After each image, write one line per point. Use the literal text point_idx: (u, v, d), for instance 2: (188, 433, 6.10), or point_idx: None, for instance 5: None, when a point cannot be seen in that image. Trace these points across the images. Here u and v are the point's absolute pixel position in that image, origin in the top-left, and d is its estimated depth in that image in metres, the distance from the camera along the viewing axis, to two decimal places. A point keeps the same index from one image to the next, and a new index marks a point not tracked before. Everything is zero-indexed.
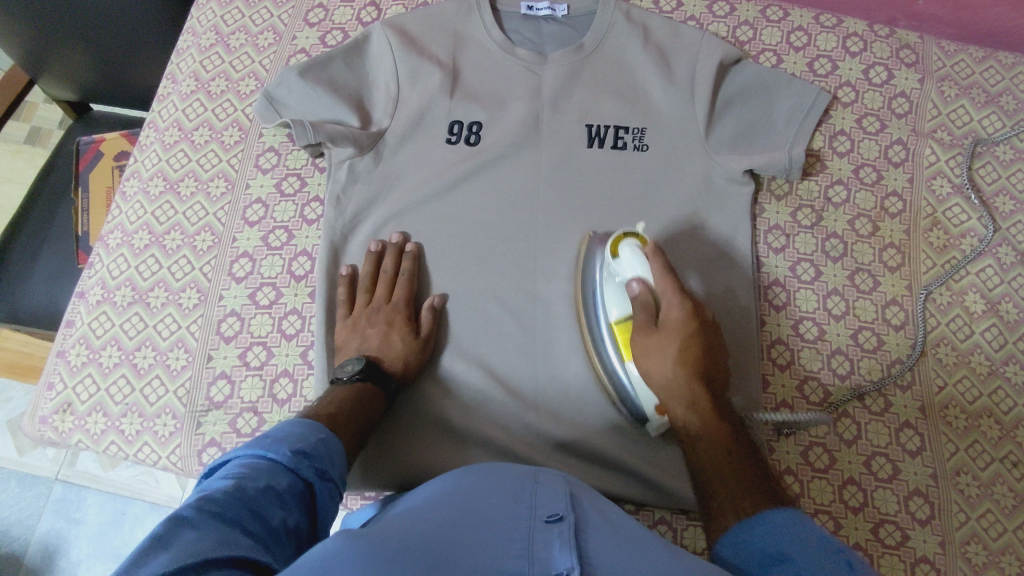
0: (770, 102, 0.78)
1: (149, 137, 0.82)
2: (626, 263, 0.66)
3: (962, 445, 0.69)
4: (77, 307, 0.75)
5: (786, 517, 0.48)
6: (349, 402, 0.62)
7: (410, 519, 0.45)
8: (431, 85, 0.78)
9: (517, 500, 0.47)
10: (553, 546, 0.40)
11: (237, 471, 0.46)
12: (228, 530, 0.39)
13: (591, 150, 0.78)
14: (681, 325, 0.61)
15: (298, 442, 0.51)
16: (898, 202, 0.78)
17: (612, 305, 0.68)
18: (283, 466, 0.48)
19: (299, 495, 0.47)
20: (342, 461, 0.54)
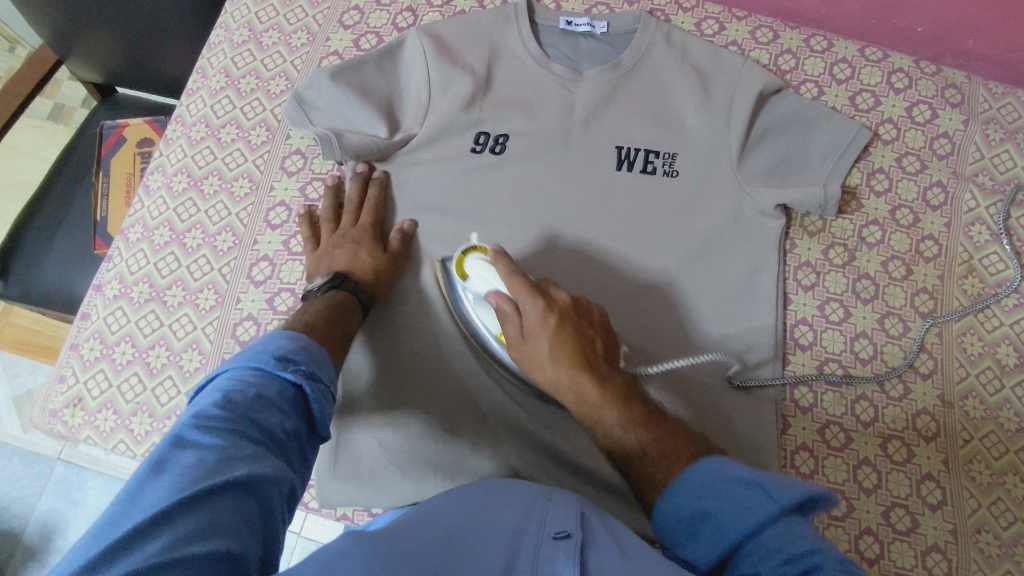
0: (807, 135, 0.76)
1: (176, 131, 0.81)
2: (478, 279, 0.65)
3: (984, 502, 0.68)
4: (94, 300, 0.74)
5: (710, 471, 0.47)
6: (325, 313, 0.62)
7: (423, 524, 0.43)
8: (463, 94, 0.76)
9: (524, 510, 0.46)
10: (559, 564, 0.39)
11: (225, 384, 0.44)
12: (224, 442, 0.39)
13: (620, 171, 0.76)
14: (541, 324, 0.58)
15: (281, 347, 0.48)
16: (933, 246, 0.76)
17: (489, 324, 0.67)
18: (271, 374, 0.46)
19: (293, 401, 0.46)
20: (330, 364, 0.52)
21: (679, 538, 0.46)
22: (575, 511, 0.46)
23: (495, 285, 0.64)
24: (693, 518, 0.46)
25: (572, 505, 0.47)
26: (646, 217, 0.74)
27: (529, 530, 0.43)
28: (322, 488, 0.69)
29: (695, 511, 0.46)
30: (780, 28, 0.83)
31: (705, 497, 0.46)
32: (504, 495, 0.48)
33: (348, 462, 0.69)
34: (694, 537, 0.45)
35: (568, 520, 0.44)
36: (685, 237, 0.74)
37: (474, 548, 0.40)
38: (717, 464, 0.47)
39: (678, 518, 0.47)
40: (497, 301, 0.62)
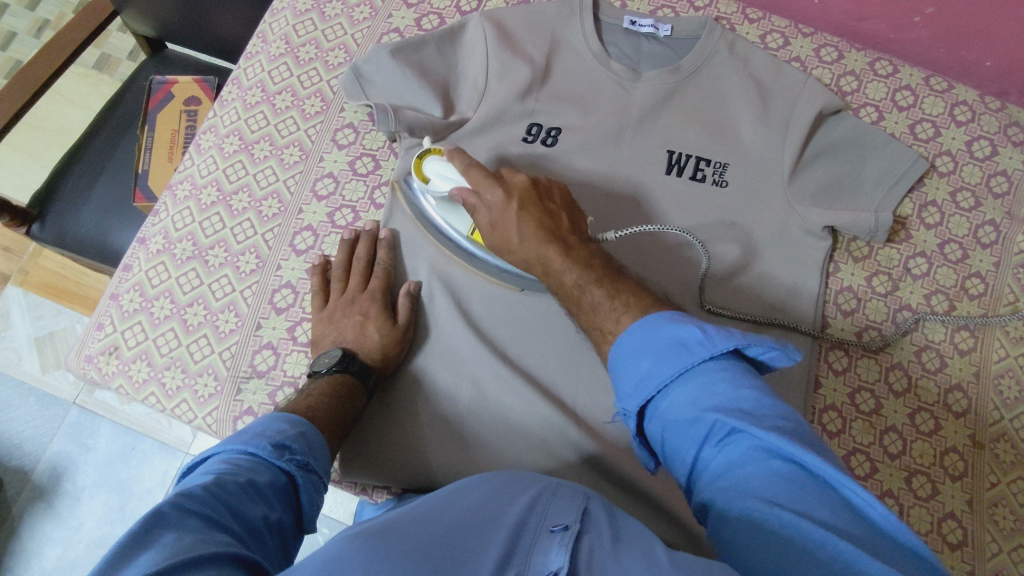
0: (861, 158, 0.75)
1: (232, 94, 0.81)
2: (439, 180, 0.67)
3: (1006, 547, 0.67)
4: (136, 253, 0.75)
5: (651, 324, 0.49)
6: (327, 396, 0.61)
7: (427, 520, 0.43)
8: (519, 83, 0.76)
9: (528, 503, 0.45)
10: (551, 557, 0.39)
11: (219, 467, 0.48)
12: (209, 525, 0.41)
13: (669, 176, 0.75)
14: (504, 208, 0.62)
15: (279, 435, 0.53)
16: (979, 284, 0.75)
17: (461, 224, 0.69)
18: (264, 460, 0.50)
19: (280, 491, 0.50)
20: (325, 453, 0.57)
21: (620, 382, 0.50)
22: (578, 506, 0.45)
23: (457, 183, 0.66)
24: (637, 372, 0.48)
25: (577, 500, 0.46)
26: (691, 225, 0.74)
27: (528, 527, 0.42)
28: (344, 462, 0.69)
29: (636, 361, 0.49)
30: (845, 48, 0.82)
31: (648, 354, 0.48)
32: (511, 486, 0.48)
33: (371, 437, 0.70)
34: (633, 387, 0.48)
35: (567, 514, 0.44)
36: (730, 248, 0.73)
37: (474, 545, 0.40)
38: (657, 317, 0.50)
39: (625, 371, 0.49)
40: (463, 195, 0.65)
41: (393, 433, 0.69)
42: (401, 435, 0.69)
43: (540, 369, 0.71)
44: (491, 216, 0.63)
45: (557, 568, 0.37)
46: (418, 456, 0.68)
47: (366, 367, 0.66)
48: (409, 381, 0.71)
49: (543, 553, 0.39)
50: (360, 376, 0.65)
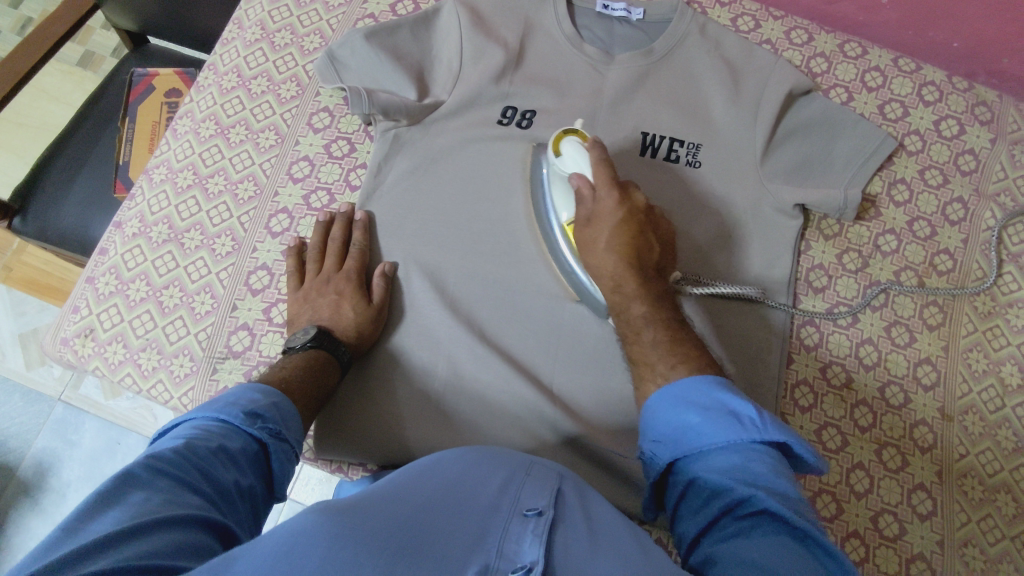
0: (831, 138, 0.76)
1: (208, 79, 0.82)
2: (567, 159, 0.67)
3: (974, 517, 0.68)
4: (112, 236, 0.75)
5: (698, 385, 0.51)
6: (301, 369, 0.62)
7: (393, 496, 0.43)
8: (493, 66, 0.77)
9: (501, 482, 0.47)
10: (523, 541, 0.40)
11: (191, 432, 0.48)
12: (178, 488, 0.41)
13: (643, 158, 0.76)
14: (611, 213, 0.63)
15: (252, 404, 0.53)
16: (947, 260, 0.76)
17: (562, 208, 0.69)
18: (236, 428, 0.50)
19: (251, 458, 0.50)
20: (297, 423, 0.57)
21: (655, 425, 0.52)
22: (550, 489, 0.47)
23: (582, 170, 0.66)
24: (676, 424, 0.50)
25: (550, 482, 0.48)
26: (666, 204, 0.75)
27: (501, 507, 0.43)
28: (320, 440, 0.70)
29: (677, 410, 0.50)
30: (815, 31, 0.83)
31: (697, 409, 0.49)
32: (485, 463, 0.49)
33: (348, 415, 0.70)
34: (669, 438, 0.50)
35: (540, 498, 0.45)
36: (701, 226, 0.74)
37: (444, 519, 0.41)
38: (706, 381, 0.51)
39: (664, 418, 0.51)
40: (578, 183, 0.65)
41: (369, 412, 0.70)
42: (377, 412, 0.70)
43: (517, 348, 0.72)
44: (594, 207, 0.64)
45: (530, 564, 0.38)
46: (394, 433, 0.69)
47: (340, 343, 0.66)
48: (386, 360, 0.72)
49: (517, 541, 0.40)
50: (335, 353, 0.65)
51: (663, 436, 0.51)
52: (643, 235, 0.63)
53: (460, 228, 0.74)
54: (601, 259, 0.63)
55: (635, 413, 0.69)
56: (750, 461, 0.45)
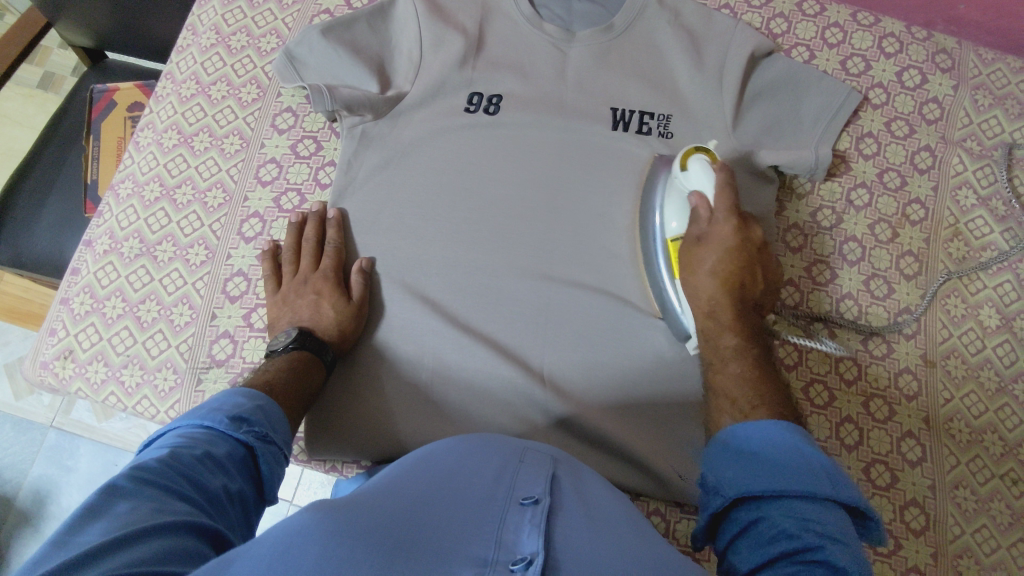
0: (796, 98, 0.76)
1: (166, 88, 0.80)
2: (692, 175, 0.66)
3: (963, 459, 0.69)
4: (83, 255, 0.74)
5: (775, 430, 0.49)
6: (285, 371, 0.62)
7: (387, 493, 0.43)
8: (453, 53, 0.76)
9: (495, 471, 0.47)
10: (522, 529, 0.40)
11: (175, 441, 0.48)
12: (165, 497, 0.41)
13: (614, 133, 0.76)
14: (726, 238, 0.62)
15: (236, 409, 0.53)
16: (920, 209, 0.76)
17: (670, 218, 0.69)
18: (221, 434, 0.50)
19: (239, 462, 0.50)
20: (284, 425, 0.57)
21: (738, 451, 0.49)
22: (544, 475, 0.47)
23: (704, 189, 0.65)
24: (748, 462, 0.48)
25: (543, 468, 0.48)
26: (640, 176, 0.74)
27: (497, 496, 0.43)
28: (311, 439, 0.70)
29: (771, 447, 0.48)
30: None
31: (774, 454, 0.47)
32: (476, 452, 0.49)
33: (339, 415, 0.70)
34: (735, 473, 0.48)
35: (536, 485, 0.45)
36: None
37: (439, 512, 0.41)
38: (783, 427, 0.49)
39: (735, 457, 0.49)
40: (698, 201, 0.64)
41: (359, 408, 0.70)
42: (368, 409, 0.70)
43: (501, 333, 0.71)
44: (707, 227, 0.64)
45: (531, 555, 0.37)
46: (385, 427, 0.69)
47: (322, 342, 0.66)
48: (371, 356, 0.72)
49: (516, 529, 0.40)
50: (318, 353, 0.65)
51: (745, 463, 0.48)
52: (751, 266, 0.62)
53: (436, 219, 0.74)
54: (702, 284, 0.63)
55: (624, 388, 0.69)
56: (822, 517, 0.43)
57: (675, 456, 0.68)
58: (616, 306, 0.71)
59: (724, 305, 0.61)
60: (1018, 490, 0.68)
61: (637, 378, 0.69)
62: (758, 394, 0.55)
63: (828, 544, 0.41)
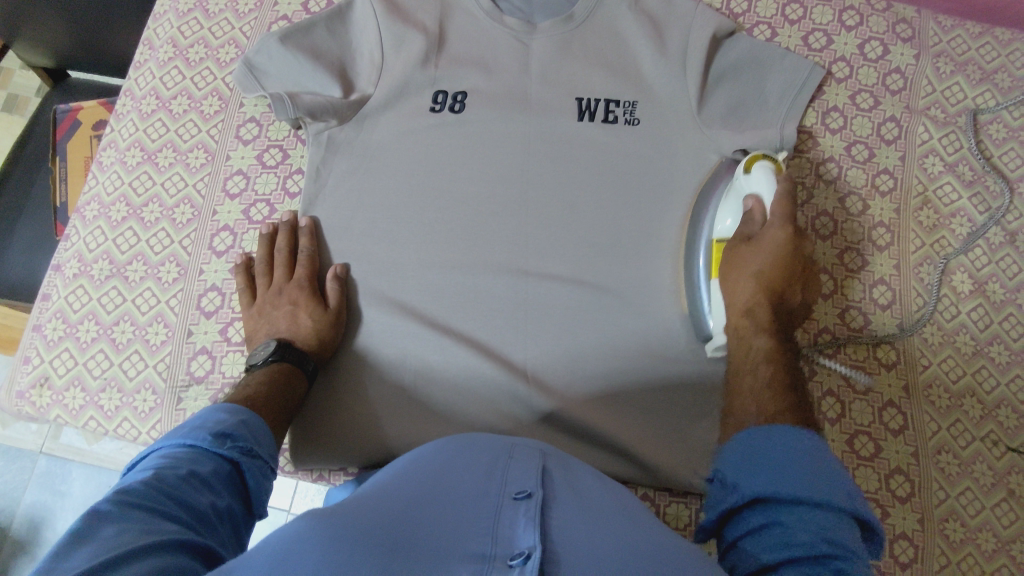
0: (762, 77, 0.76)
1: (126, 106, 0.79)
2: (754, 178, 0.66)
3: (944, 424, 0.70)
4: (53, 280, 0.73)
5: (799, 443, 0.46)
6: (265, 384, 0.62)
7: (379, 498, 0.42)
8: (414, 53, 0.76)
9: (486, 468, 0.46)
10: (518, 523, 0.39)
11: (158, 462, 0.48)
12: (152, 517, 0.41)
13: (582, 123, 0.75)
14: (780, 244, 0.62)
15: (219, 425, 0.53)
16: (888, 180, 0.77)
17: (725, 216, 0.69)
18: (205, 451, 0.50)
19: (225, 478, 0.49)
20: (268, 437, 0.56)
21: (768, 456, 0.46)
22: (536, 468, 0.46)
23: (762, 194, 0.65)
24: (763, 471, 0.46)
25: (534, 461, 0.47)
26: (610, 164, 0.74)
27: (490, 491, 0.43)
28: (297, 450, 0.70)
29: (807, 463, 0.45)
30: None
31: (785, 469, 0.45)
32: (464, 451, 0.49)
33: (325, 423, 0.70)
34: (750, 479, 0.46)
35: (528, 479, 0.44)
36: (645, 181, 0.74)
37: (431, 513, 0.40)
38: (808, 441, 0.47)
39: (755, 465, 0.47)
40: (753, 205, 0.65)
41: (344, 417, 0.70)
42: (354, 416, 0.70)
43: (482, 332, 0.71)
44: (761, 229, 0.64)
45: (529, 549, 0.35)
46: (369, 433, 0.69)
47: (302, 353, 0.65)
48: (352, 362, 0.71)
49: (511, 522, 0.39)
50: (298, 364, 0.65)
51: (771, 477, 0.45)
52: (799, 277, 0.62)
53: (408, 221, 0.74)
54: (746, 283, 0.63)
55: (607, 379, 0.69)
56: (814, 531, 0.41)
57: (661, 442, 0.68)
58: (593, 297, 0.71)
59: (762, 304, 0.62)
60: (998, 451, 0.69)
61: (620, 368, 0.70)
62: (782, 400, 0.54)
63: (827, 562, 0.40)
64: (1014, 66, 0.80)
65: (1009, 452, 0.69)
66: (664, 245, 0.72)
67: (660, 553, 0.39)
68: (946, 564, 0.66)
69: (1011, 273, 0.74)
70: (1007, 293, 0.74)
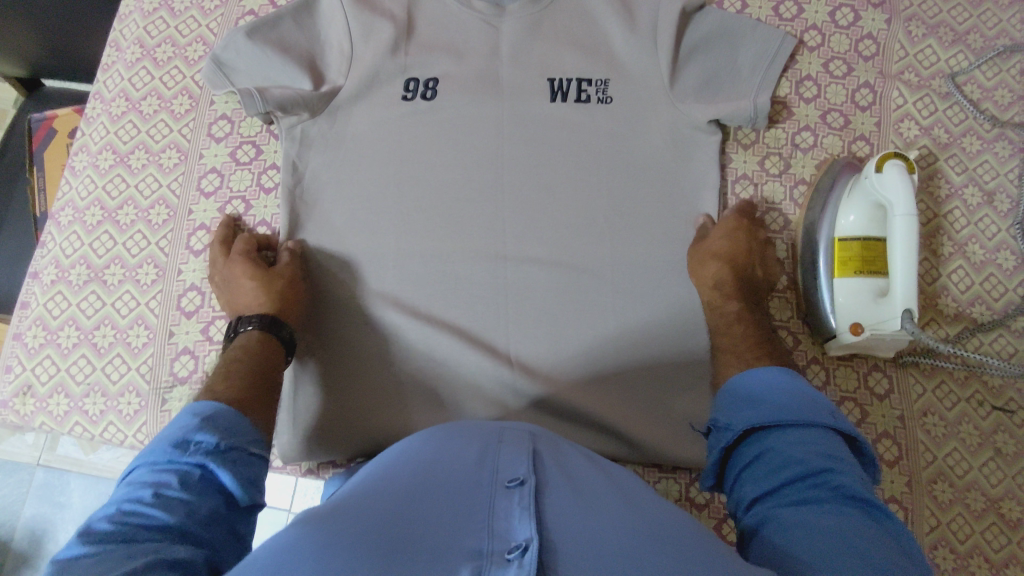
0: (736, 45, 0.75)
1: (96, 109, 0.79)
2: (882, 181, 0.65)
3: (929, 386, 0.70)
4: (31, 288, 0.73)
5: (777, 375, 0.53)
6: (236, 372, 0.59)
7: (368, 497, 0.40)
8: (384, 42, 0.75)
9: (477, 454, 0.44)
10: (512, 514, 0.37)
11: (130, 487, 0.46)
12: (122, 553, 0.40)
13: (554, 104, 0.75)
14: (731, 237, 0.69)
15: (183, 431, 0.50)
16: (865, 146, 0.77)
17: (848, 212, 0.68)
18: (173, 464, 0.47)
19: (202, 485, 0.47)
20: (242, 429, 0.53)
21: (792, 409, 0.48)
22: (528, 451, 0.44)
23: (893, 200, 0.64)
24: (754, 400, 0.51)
25: (525, 443, 0.45)
26: (585, 144, 0.74)
27: (482, 481, 0.40)
28: (286, 444, 0.70)
29: (801, 403, 0.49)
30: None
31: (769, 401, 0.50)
32: (455, 438, 0.46)
33: (314, 416, 0.70)
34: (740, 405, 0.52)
35: (520, 465, 0.42)
36: (619, 157, 0.73)
37: (423, 509, 0.38)
38: (783, 371, 0.53)
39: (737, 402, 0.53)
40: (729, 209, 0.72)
41: (332, 411, 0.70)
42: (342, 407, 0.70)
43: (466, 319, 0.71)
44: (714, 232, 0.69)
45: (526, 541, 0.34)
46: (358, 424, 0.69)
47: (273, 319, 0.65)
48: (337, 354, 0.71)
49: (506, 514, 0.37)
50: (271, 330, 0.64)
51: (784, 468, 0.45)
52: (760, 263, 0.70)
53: (386, 209, 0.73)
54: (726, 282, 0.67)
55: (591, 359, 0.69)
56: (813, 447, 0.45)
57: (649, 420, 0.69)
58: (571, 279, 0.71)
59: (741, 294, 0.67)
60: (984, 410, 0.69)
61: (602, 348, 0.69)
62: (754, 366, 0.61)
63: (834, 467, 0.44)
64: (986, 26, 0.80)
65: (994, 411, 0.69)
66: (640, 223, 0.72)
67: (662, 536, 0.37)
68: (936, 526, 0.66)
69: (990, 233, 0.74)
70: (987, 253, 0.74)
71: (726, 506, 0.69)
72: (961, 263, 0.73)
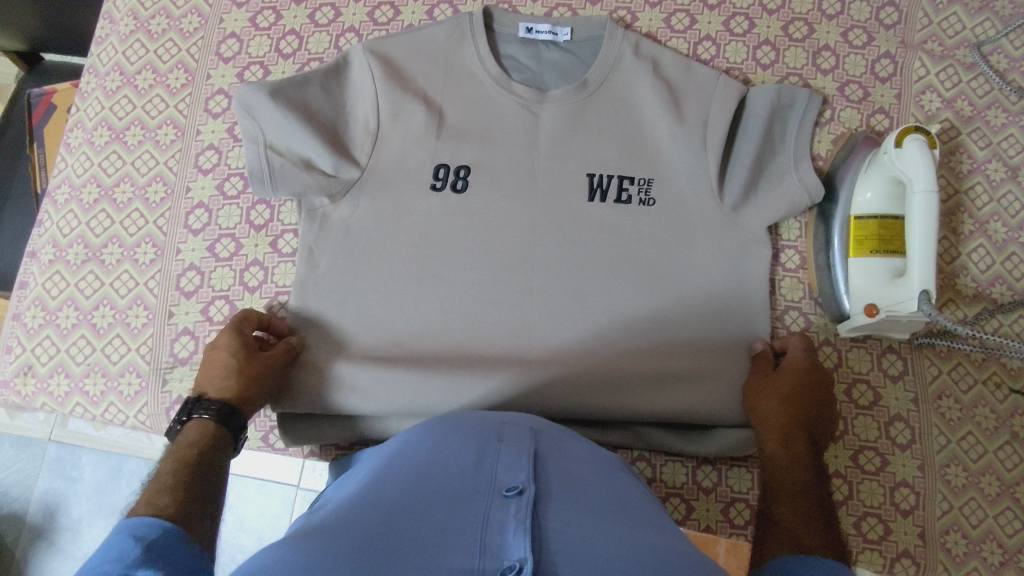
0: (792, 137, 0.69)
1: (91, 84, 0.77)
2: (902, 157, 0.62)
3: (945, 368, 0.68)
4: (30, 267, 0.72)
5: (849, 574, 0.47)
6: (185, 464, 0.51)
7: (358, 509, 0.38)
8: (415, 125, 0.68)
9: (474, 456, 0.42)
10: (507, 527, 0.35)
11: None
12: None
13: (593, 204, 0.67)
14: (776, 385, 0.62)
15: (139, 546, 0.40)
16: (884, 119, 0.74)
17: (866, 189, 0.66)
18: None
19: None
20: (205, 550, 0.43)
21: None
22: (527, 454, 0.42)
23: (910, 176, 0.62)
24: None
25: (525, 444, 0.44)
26: (621, 245, 0.66)
27: (478, 488, 0.39)
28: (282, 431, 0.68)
29: None
30: None
31: None
32: (455, 436, 0.45)
33: None
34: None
35: (519, 470, 0.40)
36: (657, 262, 0.65)
37: (414, 523, 0.36)
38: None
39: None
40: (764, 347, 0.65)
41: None
42: None
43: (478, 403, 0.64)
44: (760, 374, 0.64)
45: (520, 561, 0.32)
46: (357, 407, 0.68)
47: (231, 408, 0.58)
48: None
49: (500, 525, 0.35)
50: (224, 422, 0.58)
51: None
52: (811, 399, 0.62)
53: (403, 321, 0.65)
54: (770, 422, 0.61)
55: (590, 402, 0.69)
56: None
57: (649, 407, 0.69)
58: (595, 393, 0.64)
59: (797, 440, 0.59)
60: (1002, 393, 0.67)
61: None
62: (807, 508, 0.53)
63: None
64: None
65: (1012, 395, 0.67)
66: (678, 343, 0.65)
67: (659, 551, 0.36)
68: (949, 510, 0.65)
69: (1014, 210, 0.71)
70: (1010, 232, 0.71)
71: (733, 490, 0.68)
72: (982, 241, 0.71)
